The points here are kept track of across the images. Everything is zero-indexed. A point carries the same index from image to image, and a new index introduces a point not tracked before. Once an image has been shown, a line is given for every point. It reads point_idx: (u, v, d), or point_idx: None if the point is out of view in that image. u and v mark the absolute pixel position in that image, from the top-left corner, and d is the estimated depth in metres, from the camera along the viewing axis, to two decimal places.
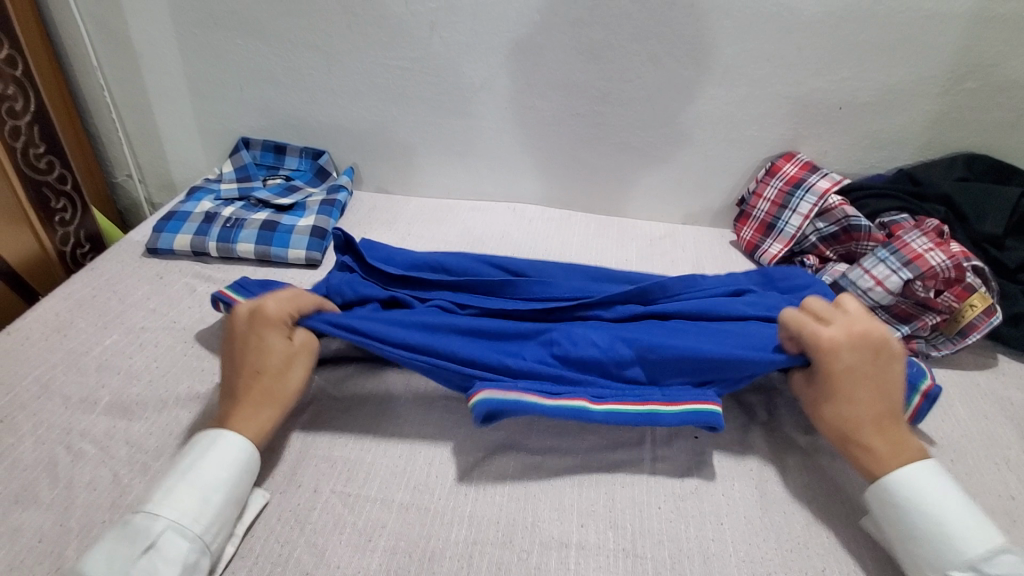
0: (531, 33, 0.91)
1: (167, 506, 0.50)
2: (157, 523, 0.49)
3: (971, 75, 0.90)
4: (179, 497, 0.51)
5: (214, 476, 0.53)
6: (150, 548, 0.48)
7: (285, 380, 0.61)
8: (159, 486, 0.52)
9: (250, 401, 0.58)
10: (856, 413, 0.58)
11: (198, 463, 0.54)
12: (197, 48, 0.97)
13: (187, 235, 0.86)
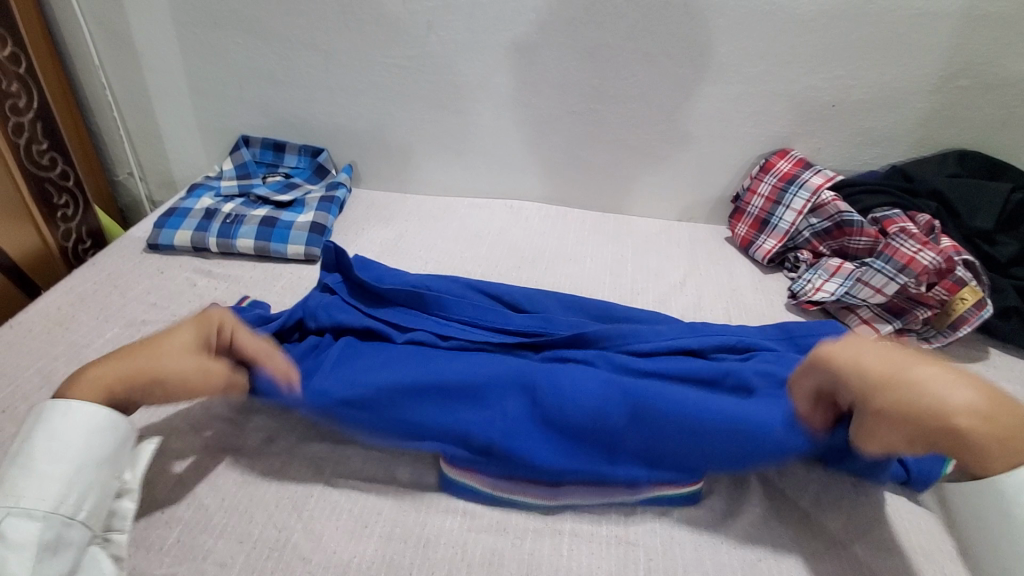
0: (527, 32, 0.92)
1: (8, 492, 0.46)
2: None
3: (962, 73, 0.91)
4: (18, 479, 0.47)
5: (50, 449, 0.48)
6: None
7: (165, 360, 0.55)
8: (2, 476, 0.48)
9: (113, 366, 0.55)
10: (926, 383, 0.48)
11: (30, 441, 0.49)
12: (198, 47, 0.99)
13: (187, 231, 0.87)
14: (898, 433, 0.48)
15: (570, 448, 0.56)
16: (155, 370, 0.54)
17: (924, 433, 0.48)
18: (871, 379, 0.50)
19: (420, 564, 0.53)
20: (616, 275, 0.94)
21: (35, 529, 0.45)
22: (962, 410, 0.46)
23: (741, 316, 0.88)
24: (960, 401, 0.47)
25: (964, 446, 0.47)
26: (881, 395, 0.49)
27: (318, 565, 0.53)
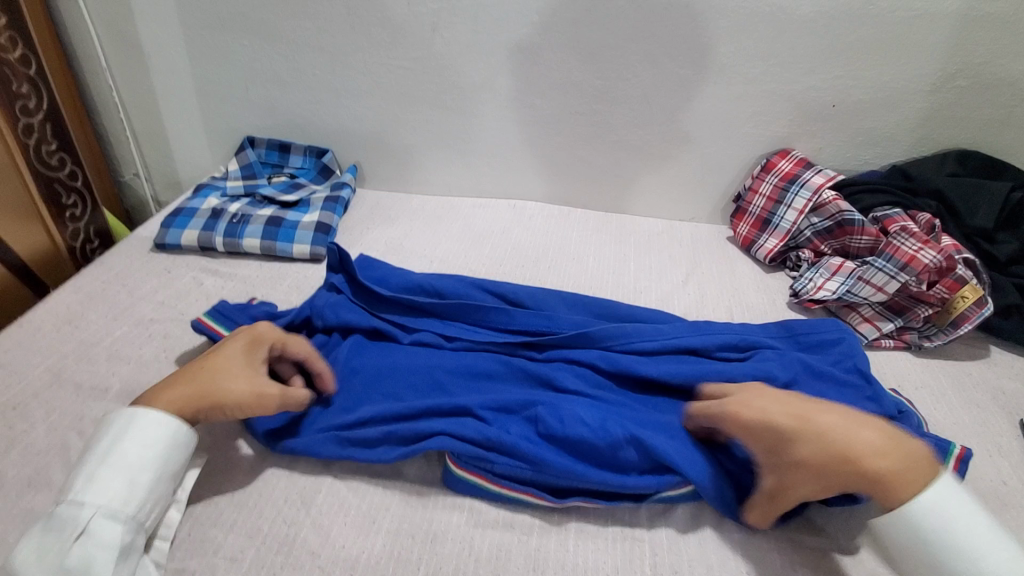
0: (530, 34, 0.93)
1: (93, 492, 0.49)
2: (82, 511, 0.48)
3: (961, 73, 0.91)
4: (104, 481, 0.50)
5: (135, 457, 0.52)
6: (82, 532, 0.48)
7: (226, 382, 0.57)
8: (79, 473, 0.51)
9: (188, 389, 0.56)
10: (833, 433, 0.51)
11: (115, 445, 0.52)
12: (204, 49, 0.99)
13: (194, 231, 0.88)
14: (808, 482, 0.52)
15: (573, 458, 0.58)
16: (229, 391, 0.56)
17: (834, 479, 0.51)
18: (778, 430, 0.53)
19: (428, 558, 0.54)
20: (619, 274, 0.95)
21: (116, 533, 0.49)
22: (862, 452, 0.50)
23: (743, 314, 0.89)
24: (863, 444, 0.50)
25: (873, 482, 0.50)
26: (790, 446, 0.52)
27: (327, 560, 0.54)
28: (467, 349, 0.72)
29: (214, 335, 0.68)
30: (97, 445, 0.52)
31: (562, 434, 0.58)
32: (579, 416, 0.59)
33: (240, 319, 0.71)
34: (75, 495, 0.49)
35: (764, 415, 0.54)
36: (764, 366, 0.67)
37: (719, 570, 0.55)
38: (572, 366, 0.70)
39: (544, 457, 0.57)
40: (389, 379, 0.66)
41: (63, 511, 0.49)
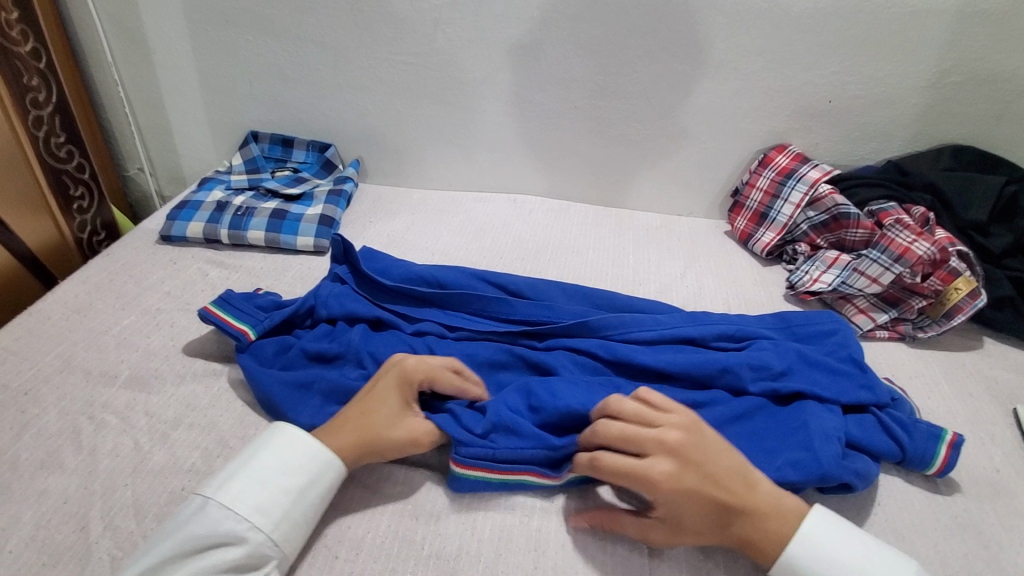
0: (531, 30, 0.94)
1: (283, 537, 0.51)
2: (264, 545, 0.50)
3: (956, 69, 0.93)
4: (287, 516, 0.52)
5: (315, 508, 0.54)
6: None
7: (383, 429, 0.58)
8: (265, 498, 0.51)
9: (343, 440, 0.57)
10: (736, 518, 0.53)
11: (309, 493, 0.53)
12: (209, 45, 1.01)
13: (199, 223, 0.89)
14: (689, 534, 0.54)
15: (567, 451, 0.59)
16: (385, 443, 0.57)
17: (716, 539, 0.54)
18: (683, 509, 0.52)
19: (431, 538, 0.55)
20: (618, 266, 0.97)
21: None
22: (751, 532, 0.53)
23: (740, 306, 0.90)
24: (757, 525, 0.53)
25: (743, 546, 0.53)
26: (689, 520, 0.53)
27: (333, 540, 0.55)
28: (468, 339, 0.73)
29: (219, 322, 0.69)
30: (294, 480, 0.53)
31: (553, 410, 0.61)
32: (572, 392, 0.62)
33: (244, 307, 0.72)
34: (270, 533, 0.50)
35: (681, 495, 0.52)
36: (759, 356, 0.69)
37: (715, 550, 0.56)
38: (571, 354, 0.71)
39: (539, 433, 0.60)
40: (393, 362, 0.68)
41: (253, 543, 0.49)
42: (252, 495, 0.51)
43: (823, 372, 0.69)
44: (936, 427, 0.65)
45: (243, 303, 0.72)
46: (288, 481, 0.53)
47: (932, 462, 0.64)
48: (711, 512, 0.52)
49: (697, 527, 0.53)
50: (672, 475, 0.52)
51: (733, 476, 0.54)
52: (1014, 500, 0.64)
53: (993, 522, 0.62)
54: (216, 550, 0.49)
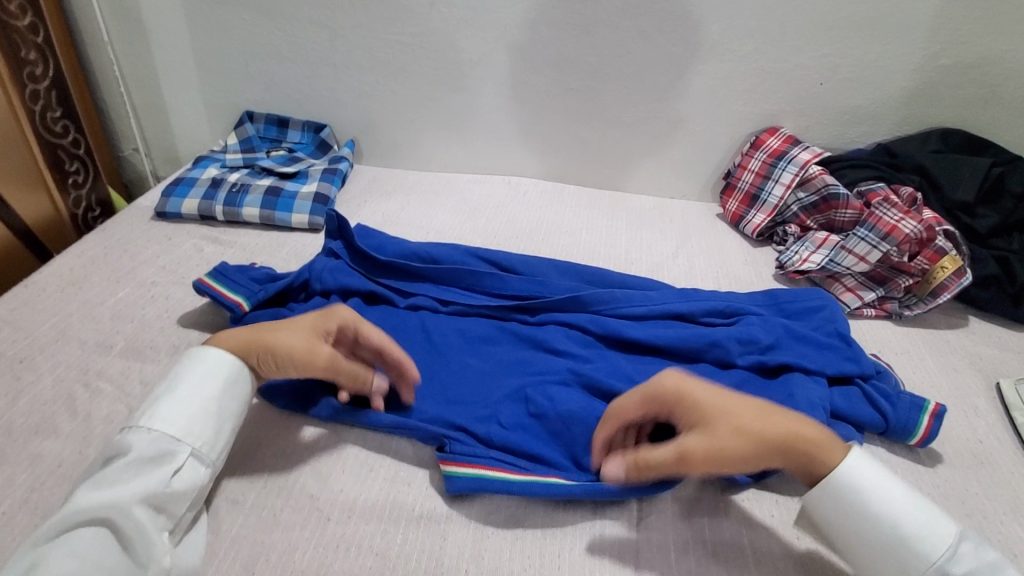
0: (525, 10, 0.95)
1: (187, 431, 0.52)
2: (164, 441, 0.50)
3: (945, 52, 0.94)
4: (186, 413, 0.52)
5: (221, 404, 0.54)
6: (177, 468, 0.50)
7: (274, 331, 0.58)
8: (162, 404, 0.52)
9: (236, 332, 0.58)
10: (773, 411, 0.53)
11: (206, 390, 0.54)
12: (205, 23, 1.01)
13: (194, 200, 0.89)
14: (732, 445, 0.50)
15: (556, 433, 0.60)
16: (270, 340, 0.57)
17: (766, 444, 0.51)
18: (716, 407, 0.52)
19: (423, 501, 0.57)
20: (611, 246, 0.98)
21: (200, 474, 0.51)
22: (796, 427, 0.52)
23: (730, 285, 0.92)
24: (797, 421, 0.52)
25: (790, 457, 0.51)
26: (728, 414, 0.51)
27: (325, 503, 0.56)
28: (461, 313, 0.74)
29: (214, 294, 0.70)
30: (187, 383, 0.54)
31: (555, 415, 0.60)
32: (570, 396, 0.62)
33: (240, 280, 0.72)
34: (170, 430, 0.51)
35: (706, 386, 0.54)
36: (748, 330, 0.70)
37: (701, 514, 0.57)
38: (563, 328, 0.72)
39: (534, 430, 0.60)
40: None
41: (154, 443, 0.50)
42: (146, 408, 0.52)
43: (810, 345, 0.70)
44: (918, 397, 0.67)
45: (238, 275, 0.73)
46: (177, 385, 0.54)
47: (913, 432, 0.65)
48: (746, 410, 0.52)
49: (740, 424, 0.51)
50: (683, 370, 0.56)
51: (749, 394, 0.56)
52: (995, 471, 0.66)
53: (974, 489, 0.64)
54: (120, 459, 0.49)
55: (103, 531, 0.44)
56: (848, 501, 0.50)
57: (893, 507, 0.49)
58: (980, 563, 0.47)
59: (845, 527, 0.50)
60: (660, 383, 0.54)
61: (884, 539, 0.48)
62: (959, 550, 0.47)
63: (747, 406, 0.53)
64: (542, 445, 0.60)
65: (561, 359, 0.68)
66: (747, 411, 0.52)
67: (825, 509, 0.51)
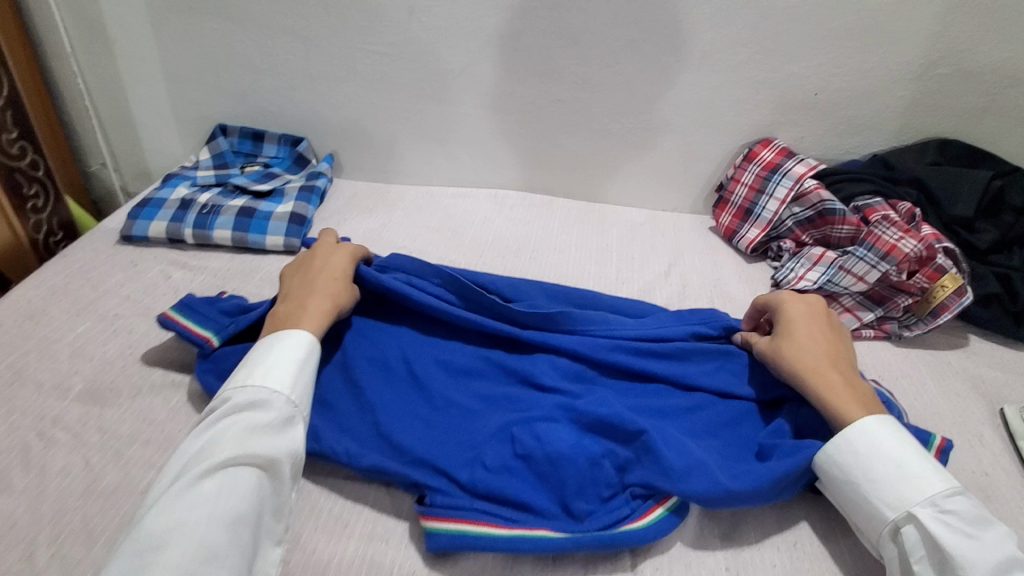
0: (509, 18, 0.91)
1: (301, 400, 0.55)
2: (289, 405, 0.53)
3: (942, 61, 0.91)
4: (301, 385, 0.56)
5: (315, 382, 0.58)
6: (299, 431, 0.53)
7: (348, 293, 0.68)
8: (280, 371, 0.55)
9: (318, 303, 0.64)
10: (821, 354, 0.62)
11: (308, 366, 0.57)
12: (173, 34, 0.96)
13: (162, 222, 0.85)
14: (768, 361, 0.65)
15: (544, 478, 0.56)
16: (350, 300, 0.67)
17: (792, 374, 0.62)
18: (787, 324, 0.66)
19: (401, 562, 0.53)
20: (602, 264, 0.94)
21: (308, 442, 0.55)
22: (826, 372, 0.60)
23: (725, 304, 0.88)
24: (831, 371, 0.60)
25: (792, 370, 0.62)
26: (783, 340, 0.64)
27: (297, 566, 0.52)
28: (446, 343, 0.70)
29: (184, 331, 0.63)
30: (297, 356, 0.57)
31: (542, 455, 0.56)
32: (557, 434, 0.57)
33: (209, 312, 0.66)
34: (291, 395, 0.54)
35: (793, 316, 0.67)
36: (734, 368, 0.68)
37: (698, 570, 0.54)
38: (551, 356, 0.69)
39: (523, 476, 0.56)
40: (367, 377, 0.64)
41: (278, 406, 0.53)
42: (260, 372, 0.55)
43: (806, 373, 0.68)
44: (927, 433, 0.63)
45: (204, 307, 0.66)
46: (290, 356, 0.56)
47: None
48: (809, 338, 0.64)
49: (790, 348, 0.63)
50: (795, 299, 0.69)
51: (842, 345, 0.65)
52: (1002, 503, 0.63)
53: None
54: (248, 415, 0.51)
55: (252, 477, 0.48)
56: (859, 439, 0.55)
57: (901, 451, 0.54)
58: (975, 508, 0.50)
59: (854, 467, 0.54)
60: (776, 293, 0.70)
61: (888, 473, 0.53)
62: (956, 493, 0.51)
63: (814, 333, 0.64)
64: (530, 489, 0.56)
65: (549, 395, 0.64)
66: (808, 333, 0.64)
67: (835, 458, 0.55)
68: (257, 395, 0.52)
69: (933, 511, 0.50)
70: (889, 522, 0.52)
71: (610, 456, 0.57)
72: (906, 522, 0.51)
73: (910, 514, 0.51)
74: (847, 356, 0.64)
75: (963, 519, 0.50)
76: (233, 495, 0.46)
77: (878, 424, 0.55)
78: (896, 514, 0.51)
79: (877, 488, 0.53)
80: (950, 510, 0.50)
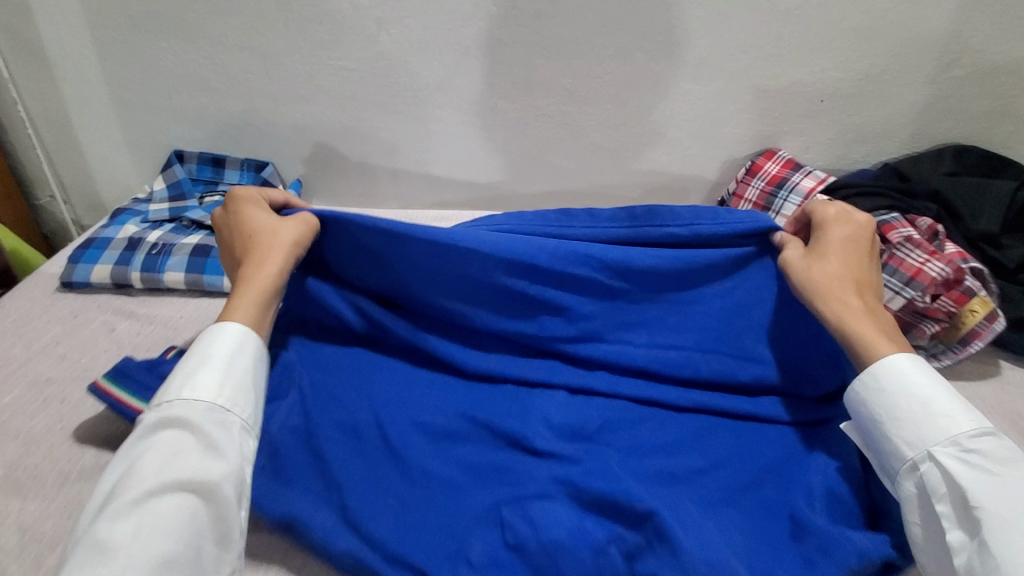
0: (487, 29, 0.82)
1: (233, 402, 0.51)
2: (212, 412, 0.49)
3: (957, 62, 0.84)
4: (229, 385, 0.51)
5: (255, 377, 0.53)
6: (232, 437, 0.49)
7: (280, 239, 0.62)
8: (202, 378, 0.50)
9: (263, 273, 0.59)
10: (853, 279, 0.60)
11: (239, 362, 0.53)
12: (118, 54, 0.87)
13: (106, 266, 0.76)
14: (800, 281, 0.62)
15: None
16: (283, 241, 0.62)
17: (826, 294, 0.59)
18: (828, 244, 0.63)
19: None
20: None
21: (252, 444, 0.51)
22: (853, 299, 0.58)
23: None
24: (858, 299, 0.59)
25: (808, 290, 0.61)
26: (822, 259, 0.62)
27: None
28: (430, 393, 0.63)
29: (121, 407, 0.55)
30: (220, 355, 0.52)
31: (538, 547, 0.49)
32: (555, 519, 0.51)
33: (149, 380, 0.57)
34: (218, 401, 0.50)
35: (836, 236, 0.64)
36: (746, 300, 0.67)
37: None
38: (545, 412, 0.61)
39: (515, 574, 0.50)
40: (334, 448, 0.57)
41: (202, 419, 0.49)
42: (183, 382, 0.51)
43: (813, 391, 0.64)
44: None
45: (148, 376, 0.57)
46: (214, 356, 0.52)
47: None
48: (846, 261, 0.61)
49: (827, 270, 0.61)
50: (841, 217, 0.65)
51: (874, 273, 0.62)
52: None
53: None
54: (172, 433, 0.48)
55: (179, 505, 0.44)
56: (887, 377, 0.53)
57: (930, 390, 0.52)
58: (1002, 450, 0.49)
59: (880, 405, 0.53)
60: (823, 211, 0.66)
61: (913, 412, 0.51)
62: (983, 434, 0.49)
63: (844, 258, 0.61)
64: None
65: (543, 461, 0.57)
66: (845, 255, 0.62)
67: (862, 396, 0.54)
68: (177, 410, 0.49)
69: (954, 452, 0.49)
70: (908, 460, 0.51)
71: (615, 544, 0.50)
72: (926, 462, 0.50)
73: (931, 455, 0.50)
74: (875, 286, 0.62)
75: (988, 460, 0.48)
76: (151, 530, 0.43)
77: (906, 362, 0.54)
78: (916, 453, 0.50)
79: (900, 427, 0.52)
80: (973, 451, 0.49)
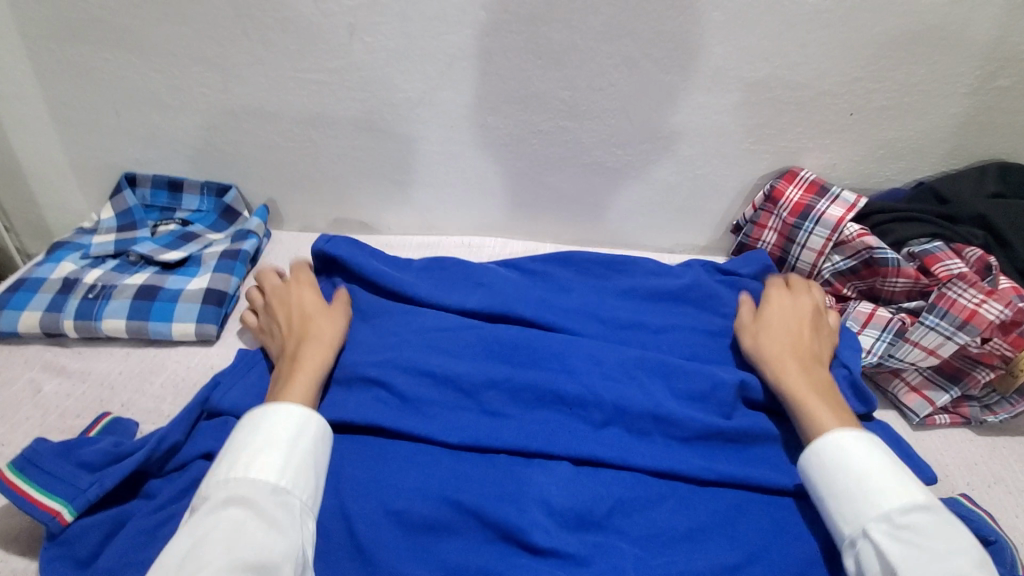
0: (475, 35, 0.72)
1: (295, 482, 0.48)
2: (278, 493, 0.46)
3: (1003, 71, 0.75)
4: (293, 466, 0.48)
5: (317, 457, 0.51)
6: (298, 519, 0.46)
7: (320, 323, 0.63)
8: (267, 455, 0.48)
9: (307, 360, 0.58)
10: (796, 350, 0.62)
11: (303, 440, 0.50)
12: (56, 67, 0.77)
13: (36, 312, 0.67)
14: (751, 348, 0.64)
15: None
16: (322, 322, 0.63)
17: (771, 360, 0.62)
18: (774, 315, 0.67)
19: None
20: None
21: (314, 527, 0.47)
22: (794, 367, 0.60)
23: None
24: (798, 367, 0.60)
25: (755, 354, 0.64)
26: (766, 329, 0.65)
27: None
28: (410, 463, 0.54)
29: (22, 503, 0.50)
30: (283, 430, 0.50)
31: None
32: None
33: (60, 470, 0.52)
34: (281, 482, 0.47)
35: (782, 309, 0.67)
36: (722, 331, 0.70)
37: None
38: (544, 494, 0.52)
39: None
40: None
41: (267, 500, 0.46)
42: (247, 457, 0.48)
43: None
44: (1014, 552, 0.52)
45: (58, 463, 0.52)
46: (279, 431, 0.50)
47: None
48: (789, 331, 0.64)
49: (771, 338, 0.64)
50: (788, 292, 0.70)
51: (821, 340, 0.65)
52: None
53: None
54: (236, 510, 0.45)
55: None
56: (827, 450, 0.52)
57: (866, 464, 0.50)
58: (939, 527, 0.46)
59: (822, 483, 0.52)
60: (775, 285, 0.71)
61: (848, 486, 0.50)
62: (915, 509, 0.47)
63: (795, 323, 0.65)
64: None
65: (543, 560, 0.49)
66: (791, 326, 0.65)
67: (807, 471, 0.53)
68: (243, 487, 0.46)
69: (886, 529, 0.47)
70: (845, 538, 0.49)
71: None
72: (860, 538, 0.48)
73: (862, 531, 0.48)
74: (820, 354, 0.63)
75: (918, 535, 0.45)
76: None
77: (851, 438, 0.52)
78: (851, 528, 0.48)
79: (836, 503, 0.50)
80: (905, 527, 0.46)
